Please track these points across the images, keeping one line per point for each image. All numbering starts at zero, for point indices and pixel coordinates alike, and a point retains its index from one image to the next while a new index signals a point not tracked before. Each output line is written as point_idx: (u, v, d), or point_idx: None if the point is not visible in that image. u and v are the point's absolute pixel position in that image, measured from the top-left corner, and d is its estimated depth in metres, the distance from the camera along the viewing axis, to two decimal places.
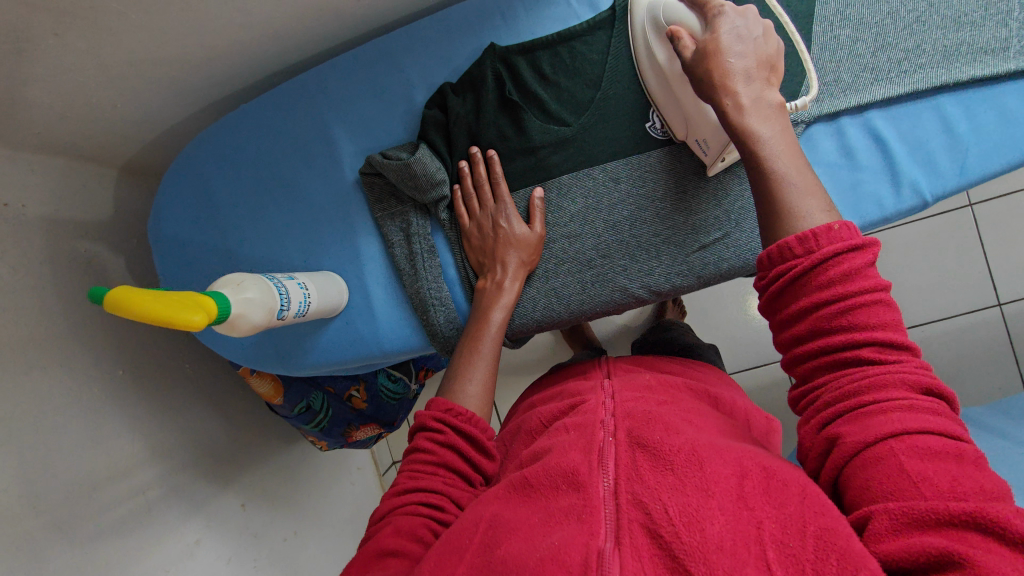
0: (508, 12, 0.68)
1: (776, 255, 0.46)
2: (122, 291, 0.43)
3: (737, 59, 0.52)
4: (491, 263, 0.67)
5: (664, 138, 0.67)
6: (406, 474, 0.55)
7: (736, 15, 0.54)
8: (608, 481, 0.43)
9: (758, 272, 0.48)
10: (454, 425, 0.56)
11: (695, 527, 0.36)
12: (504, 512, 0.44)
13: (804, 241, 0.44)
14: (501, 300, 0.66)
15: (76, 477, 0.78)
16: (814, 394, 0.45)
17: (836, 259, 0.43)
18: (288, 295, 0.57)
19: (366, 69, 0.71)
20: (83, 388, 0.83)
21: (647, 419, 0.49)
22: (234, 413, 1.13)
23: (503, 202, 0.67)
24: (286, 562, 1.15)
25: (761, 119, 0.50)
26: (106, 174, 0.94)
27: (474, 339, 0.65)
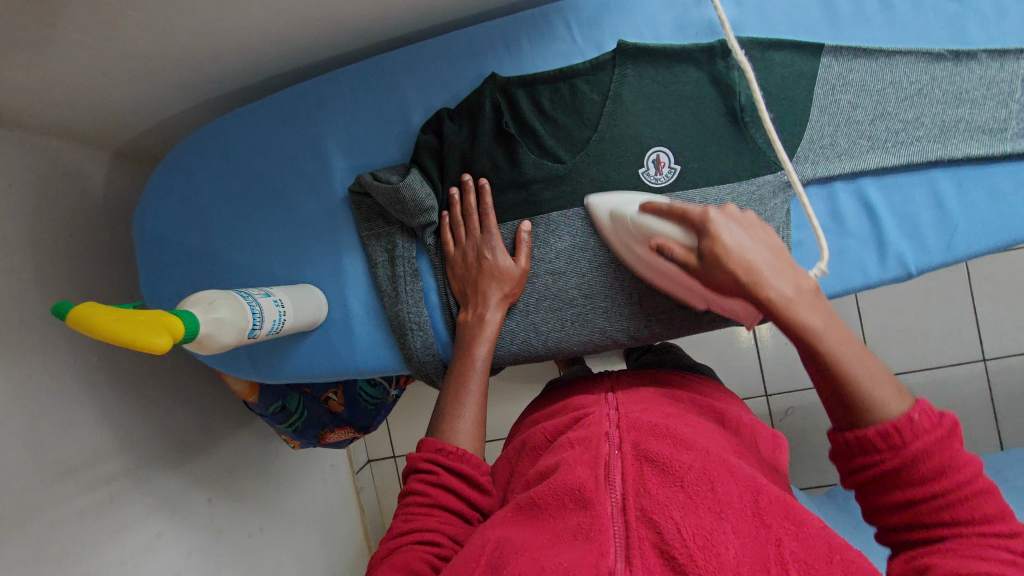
0: (513, 43, 0.68)
1: (854, 442, 0.45)
2: (87, 309, 0.42)
3: (755, 256, 0.48)
4: (474, 297, 0.67)
5: (657, 185, 0.66)
6: (401, 517, 0.55)
7: (725, 217, 0.51)
8: (615, 496, 0.43)
9: (836, 453, 0.47)
10: (445, 466, 0.56)
11: (709, 550, 0.37)
12: (511, 535, 0.44)
13: (887, 437, 0.43)
14: (483, 334, 0.65)
15: (37, 465, 0.77)
16: (907, 546, 0.43)
17: (927, 438, 0.43)
18: (262, 314, 0.56)
19: (365, 86, 0.71)
20: (56, 373, 0.82)
21: (655, 432, 0.49)
22: (208, 406, 1.13)
23: (489, 233, 0.67)
24: (249, 558, 1.15)
25: (810, 311, 0.47)
26: (93, 159, 0.92)
27: (461, 373, 0.64)
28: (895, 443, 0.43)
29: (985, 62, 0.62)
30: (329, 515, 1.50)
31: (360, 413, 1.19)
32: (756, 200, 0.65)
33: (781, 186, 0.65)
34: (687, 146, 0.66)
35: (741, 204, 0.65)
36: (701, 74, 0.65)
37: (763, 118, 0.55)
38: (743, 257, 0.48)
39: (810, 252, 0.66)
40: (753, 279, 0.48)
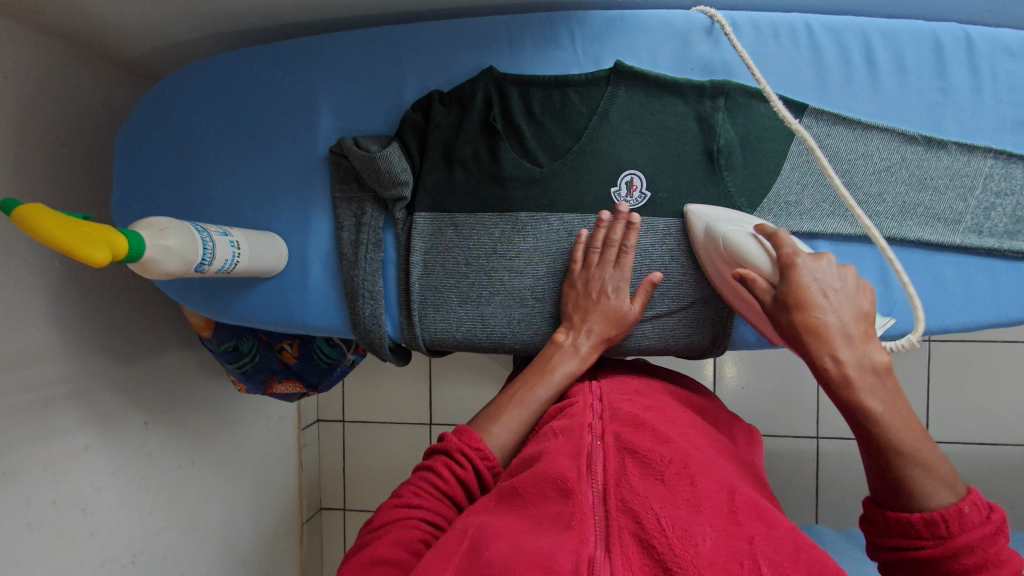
0: (517, 42, 0.69)
1: (896, 524, 0.45)
2: (33, 210, 0.43)
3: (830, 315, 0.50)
4: (579, 323, 0.66)
5: (626, 208, 0.68)
6: (412, 490, 0.57)
7: (815, 267, 0.53)
8: (596, 488, 0.46)
9: (876, 533, 0.47)
10: (475, 465, 0.58)
11: (684, 538, 0.40)
12: (492, 520, 0.47)
13: (932, 525, 0.43)
14: (569, 368, 0.65)
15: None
16: None
17: (980, 533, 0.42)
18: (214, 252, 0.57)
19: (366, 54, 0.72)
20: (15, 270, 0.83)
21: (635, 427, 0.52)
22: (163, 334, 1.14)
23: (620, 274, 0.66)
24: (175, 488, 1.16)
25: (870, 391, 0.47)
26: (92, 69, 0.92)
27: (530, 387, 0.64)
28: (941, 534, 0.43)
29: (954, 154, 0.64)
30: (265, 464, 1.52)
31: (312, 370, 1.20)
32: None
33: None
34: (660, 175, 0.68)
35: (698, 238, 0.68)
36: (687, 109, 0.67)
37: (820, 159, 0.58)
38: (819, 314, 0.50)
39: None
40: (818, 339, 0.49)
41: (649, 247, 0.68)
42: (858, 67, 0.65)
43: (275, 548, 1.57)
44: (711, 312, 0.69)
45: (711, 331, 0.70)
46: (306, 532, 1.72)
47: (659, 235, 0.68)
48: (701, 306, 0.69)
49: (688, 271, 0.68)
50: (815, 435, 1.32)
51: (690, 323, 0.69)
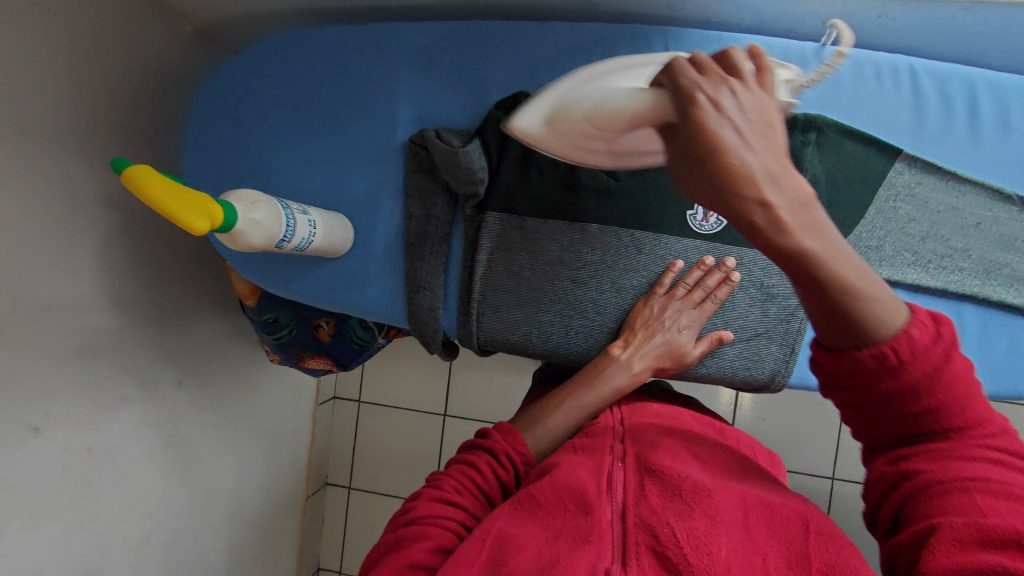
0: (608, 52, 0.69)
1: (847, 364, 0.41)
2: (141, 171, 0.43)
3: (736, 141, 0.34)
4: (640, 341, 0.67)
5: (699, 232, 0.67)
6: (452, 484, 0.57)
7: (714, 96, 0.35)
8: (616, 506, 0.49)
9: (827, 374, 0.43)
10: (517, 469, 0.61)
11: (701, 550, 0.43)
12: (512, 529, 0.49)
13: (883, 359, 0.40)
14: (619, 384, 0.66)
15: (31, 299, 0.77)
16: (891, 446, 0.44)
17: (934, 361, 0.39)
18: (295, 229, 0.58)
19: (453, 47, 0.72)
20: (82, 217, 0.84)
21: (653, 446, 0.55)
22: (203, 295, 1.14)
23: (694, 312, 0.67)
24: (196, 447, 1.18)
25: (808, 232, 0.35)
26: (170, 30, 0.93)
27: (581, 388, 0.67)
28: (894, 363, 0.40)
29: None
30: (279, 433, 1.53)
31: (343, 350, 1.20)
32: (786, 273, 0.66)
33: None
34: None
35: (771, 271, 0.66)
36: None
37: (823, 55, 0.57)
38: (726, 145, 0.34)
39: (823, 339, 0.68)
40: (734, 190, 0.34)
41: None
42: (959, 116, 0.64)
43: (279, 517, 1.58)
44: (774, 346, 0.67)
45: (773, 366, 0.68)
46: (309, 505, 1.73)
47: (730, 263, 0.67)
48: (765, 339, 0.67)
49: (755, 304, 0.67)
50: (833, 479, 1.31)
51: (750, 355, 0.67)
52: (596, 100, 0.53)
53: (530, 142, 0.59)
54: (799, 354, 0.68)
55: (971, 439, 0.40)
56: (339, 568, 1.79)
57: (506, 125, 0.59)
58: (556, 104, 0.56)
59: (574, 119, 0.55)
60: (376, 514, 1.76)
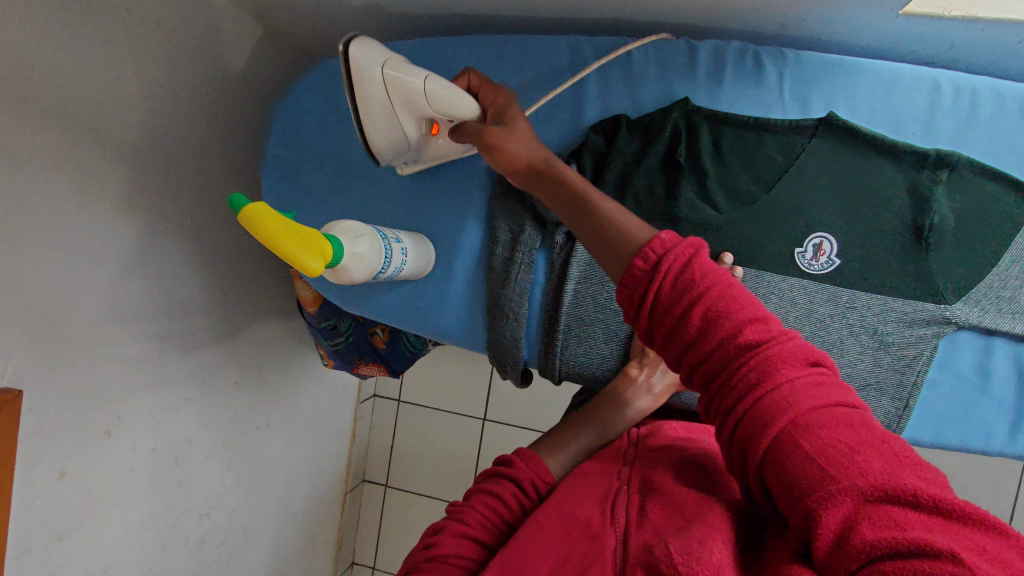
0: (716, 74, 0.64)
1: (630, 279, 0.47)
2: (260, 211, 0.41)
3: (517, 118, 0.61)
4: (654, 360, 0.66)
5: (809, 270, 0.62)
6: (476, 517, 0.53)
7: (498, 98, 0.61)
8: (618, 531, 0.45)
9: (628, 308, 0.48)
10: (540, 499, 0.57)
11: (692, 557, 0.38)
12: (513, 552, 0.47)
13: (646, 257, 0.47)
14: (642, 403, 0.66)
15: (106, 303, 0.76)
16: (712, 395, 0.43)
17: (674, 267, 0.45)
18: (391, 259, 0.56)
19: (546, 65, 0.68)
20: (158, 220, 0.82)
21: (659, 467, 0.51)
22: (265, 299, 1.13)
23: None
24: (251, 447, 1.17)
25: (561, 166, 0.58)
26: (249, 35, 0.92)
27: (603, 412, 0.66)
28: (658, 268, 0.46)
29: None
30: (325, 432, 1.53)
31: (397, 358, 1.17)
32: (904, 321, 0.61)
33: (937, 319, 0.61)
34: (855, 242, 0.61)
35: (886, 318, 0.61)
36: (900, 175, 0.61)
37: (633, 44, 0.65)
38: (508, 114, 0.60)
39: (941, 396, 0.62)
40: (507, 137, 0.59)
41: (826, 317, 0.62)
42: None
43: (321, 514, 1.58)
44: (886, 399, 0.62)
45: (883, 420, 0.63)
46: (348, 502, 1.73)
47: (840, 307, 0.62)
48: (875, 391, 0.62)
49: (866, 351, 0.62)
50: None
51: None
52: (438, 104, 0.58)
53: (354, 72, 0.57)
54: (914, 410, 0.62)
55: (761, 354, 0.41)
56: (374, 565, 1.79)
57: (353, 56, 0.56)
58: (406, 76, 0.57)
59: (410, 106, 0.59)
60: (413, 514, 1.75)
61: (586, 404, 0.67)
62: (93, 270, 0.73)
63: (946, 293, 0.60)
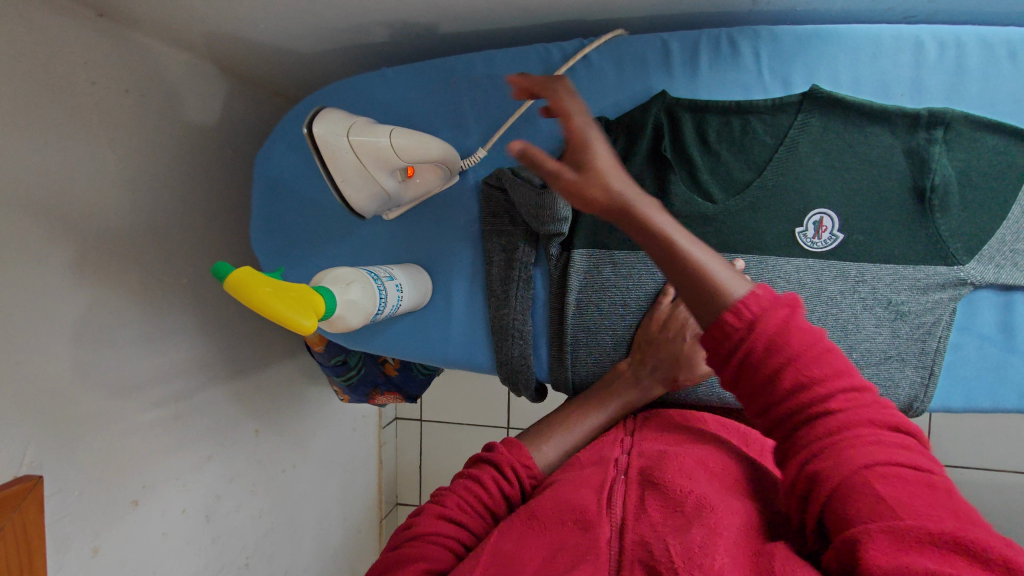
0: (690, 63, 0.63)
1: (718, 331, 0.42)
2: (243, 275, 0.41)
3: (599, 144, 0.43)
4: (649, 355, 0.62)
5: (811, 248, 0.60)
6: (456, 500, 0.51)
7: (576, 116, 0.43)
8: (615, 521, 0.44)
9: (710, 354, 0.44)
10: (523, 484, 0.54)
11: (695, 562, 0.37)
12: (506, 543, 0.45)
13: (738, 313, 0.41)
14: (630, 397, 0.62)
15: (114, 374, 0.76)
16: (789, 446, 0.41)
17: (770, 325, 0.40)
18: (386, 299, 0.55)
19: (517, 76, 0.67)
20: (154, 285, 0.82)
21: (660, 458, 0.49)
22: (272, 342, 1.13)
23: None
24: (280, 491, 1.17)
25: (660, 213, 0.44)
26: (218, 83, 0.92)
27: (591, 405, 0.63)
28: (750, 325, 0.41)
29: None
30: (352, 462, 1.53)
31: (412, 383, 1.17)
32: (918, 288, 0.59)
33: (952, 282, 0.59)
34: (856, 215, 0.60)
35: (898, 287, 0.59)
36: (894, 140, 0.59)
37: (596, 44, 0.64)
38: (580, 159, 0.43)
39: (967, 358, 0.60)
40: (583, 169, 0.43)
41: (836, 294, 0.60)
42: None
43: (360, 545, 1.58)
44: (910, 369, 0.60)
45: (910, 391, 0.61)
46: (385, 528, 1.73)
47: (850, 282, 0.60)
48: (897, 362, 0.60)
49: (883, 324, 0.60)
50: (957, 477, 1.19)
51: (882, 381, 0.61)
52: (410, 154, 0.57)
53: (323, 149, 0.56)
54: (940, 376, 0.61)
55: (849, 412, 0.39)
56: None
57: (318, 135, 0.56)
58: (374, 139, 0.56)
59: (387, 166, 0.58)
60: None
61: (577, 398, 0.65)
62: (95, 345, 0.73)
63: (958, 252, 0.58)
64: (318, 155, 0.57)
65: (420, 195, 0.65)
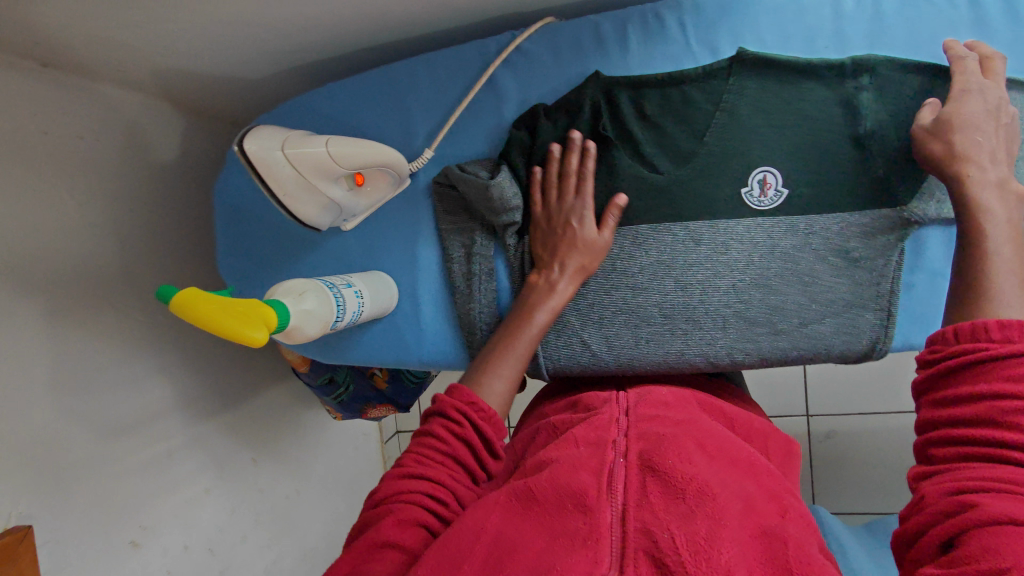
0: (621, 41, 0.64)
1: (965, 332, 0.46)
2: (188, 295, 0.42)
3: (968, 119, 0.54)
4: (550, 259, 0.63)
5: (759, 207, 0.62)
6: (412, 457, 0.51)
7: (980, 99, 0.55)
8: (616, 507, 0.41)
9: (936, 343, 0.47)
10: (473, 421, 0.53)
11: (702, 557, 0.36)
12: (506, 527, 0.41)
13: (1003, 327, 0.44)
14: (551, 303, 0.62)
15: (98, 419, 0.76)
16: (949, 469, 0.43)
17: (1016, 355, 0.43)
18: (344, 306, 0.56)
19: (457, 75, 0.68)
20: (131, 326, 0.82)
21: (659, 441, 0.47)
22: (259, 370, 1.13)
23: (582, 197, 0.62)
24: (285, 518, 1.17)
25: (998, 199, 0.52)
26: (173, 119, 0.93)
27: (513, 330, 0.61)
28: (1008, 342, 0.44)
29: None
30: (358, 481, 1.53)
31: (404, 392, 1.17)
32: (866, 233, 0.61)
33: (899, 223, 0.60)
34: (799, 169, 0.61)
35: (848, 235, 0.61)
36: (826, 92, 0.60)
37: (528, 34, 0.66)
38: (959, 169, 0.53)
39: (920, 298, 0.62)
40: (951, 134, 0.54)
41: (789, 249, 0.61)
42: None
43: None
44: (870, 312, 0.62)
45: (872, 335, 0.62)
46: None
47: (801, 236, 0.61)
48: (857, 308, 0.62)
49: (838, 272, 0.61)
50: None
51: (845, 327, 0.62)
52: (347, 160, 0.58)
53: (259, 165, 0.57)
54: (898, 316, 0.62)
55: None
56: None
57: (252, 153, 0.57)
58: (309, 150, 0.57)
59: (326, 174, 0.58)
60: None
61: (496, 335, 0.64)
62: (77, 391, 0.74)
63: (899, 194, 0.60)
64: (255, 172, 0.58)
65: (363, 207, 0.66)
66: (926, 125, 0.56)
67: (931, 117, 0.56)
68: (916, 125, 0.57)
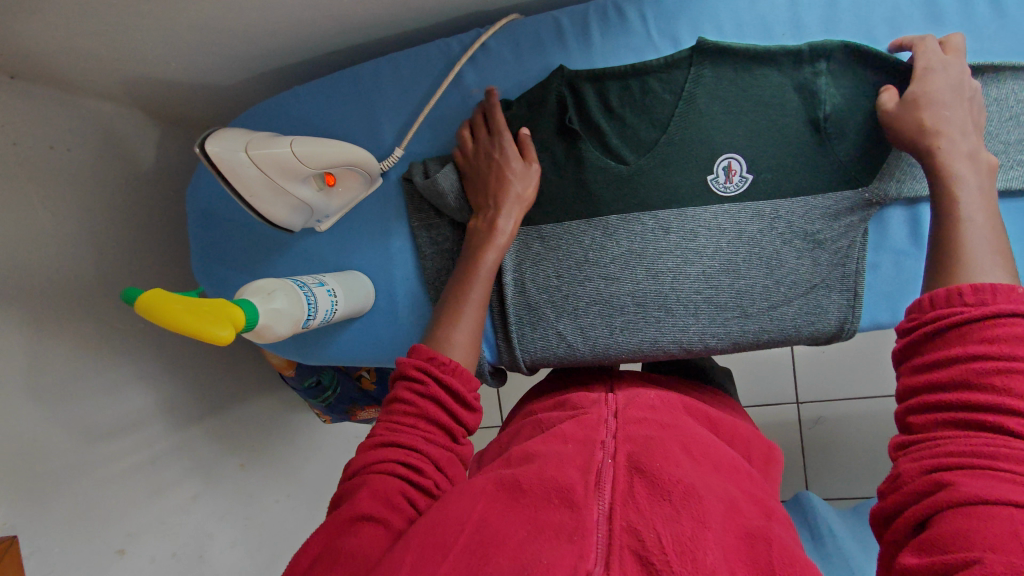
0: (583, 35, 0.65)
1: (941, 299, 0.47)
2: (152, 296, 0.42)
3: (930, 95, 0.55)
4: (487, 200, 0.64)
5: (725, 193, 0.63)
6: (384, 426, 0.52)
7: (945, 75, 0.56)
8: (603, 504, 0.41)
9: (914, 312, 0.49)
10: (437, 376, 0.53)
11: (687, 558, 0.36)
12: (492, 516, 0.41)
13: (978, 292, 0.45)
14: (496, 237, 0.62)
15: (78, 428, 0.76)
16: (925, 443, 0.43)
17: (993, 317, 0.44)
18: (316, 305, 0.57)
19: (423, 73, 0.69)
20: (110, 334, 0.82)
21: (648, 444, 0.47)
22: (246, 376, 1.13)
23: (500, 133, 0.63)
24: (276, 522, 1.17)
25: (967, 167, 0.53)
26: (148, 129, 0.93)
27: (461, 277, 0.62)
28: (983, 305, 0.45)
29: None
30: None
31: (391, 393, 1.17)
32: (830, 215, 0.62)
33: (861, 204, 0.62)
34: (762, 155, 0.62)
35: (812, 217, 0.62)
36: (784, 78, 0.61)
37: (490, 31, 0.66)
38: (928, 142, 0.55)
39: (884, 277, 0.64)
40: (917, 112, 0.56)
41: (756, 234, 0.62)
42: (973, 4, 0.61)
43: None
44: (836, 294, 0.63)
45: (840, 315, 0.63)
46: None
47: (767, 220, 0.62)
48: (824, 289, 0.63)
49: (804, 254, 0.62)
50: None
51: (811, 307, 0.63)
52: (312, 160, 0.59)
53: (222, 166, 0.57)
54: (863, 296, 0.64)
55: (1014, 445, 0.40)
56: None
57: (215, 154, 0.57)
58: (274, 151, 0.57)
59: (292, 175, 0.59)
60: None
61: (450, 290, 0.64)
62: (56, 400, 0.74)
63: (857, 178, 0.61)
64: (220, 174, 0.58)
65: (334, 207, 0.66)
66: (890, 110, 0.57)
67: (894, 100, 0.58)
68: (880, 110, 0.58)
